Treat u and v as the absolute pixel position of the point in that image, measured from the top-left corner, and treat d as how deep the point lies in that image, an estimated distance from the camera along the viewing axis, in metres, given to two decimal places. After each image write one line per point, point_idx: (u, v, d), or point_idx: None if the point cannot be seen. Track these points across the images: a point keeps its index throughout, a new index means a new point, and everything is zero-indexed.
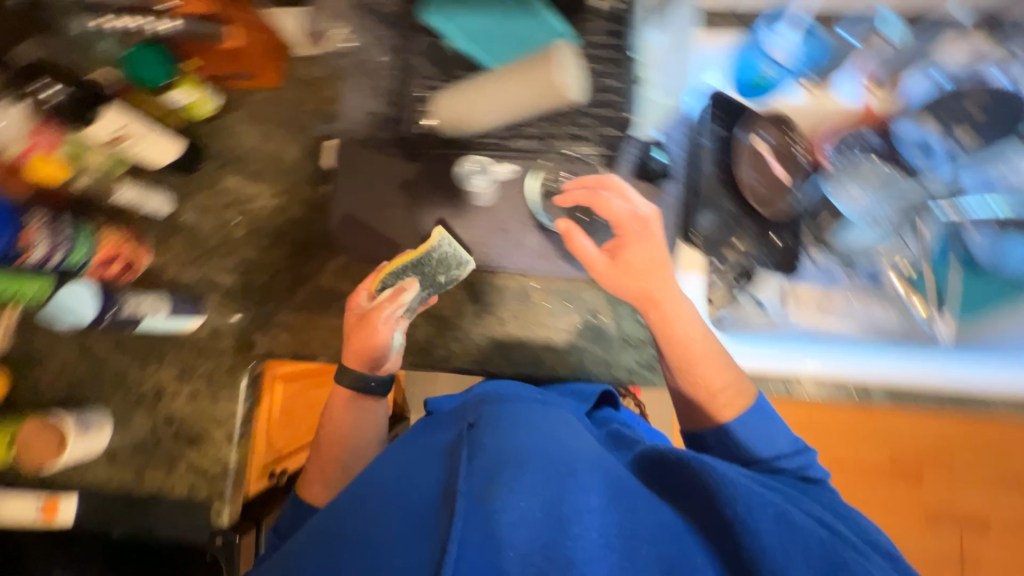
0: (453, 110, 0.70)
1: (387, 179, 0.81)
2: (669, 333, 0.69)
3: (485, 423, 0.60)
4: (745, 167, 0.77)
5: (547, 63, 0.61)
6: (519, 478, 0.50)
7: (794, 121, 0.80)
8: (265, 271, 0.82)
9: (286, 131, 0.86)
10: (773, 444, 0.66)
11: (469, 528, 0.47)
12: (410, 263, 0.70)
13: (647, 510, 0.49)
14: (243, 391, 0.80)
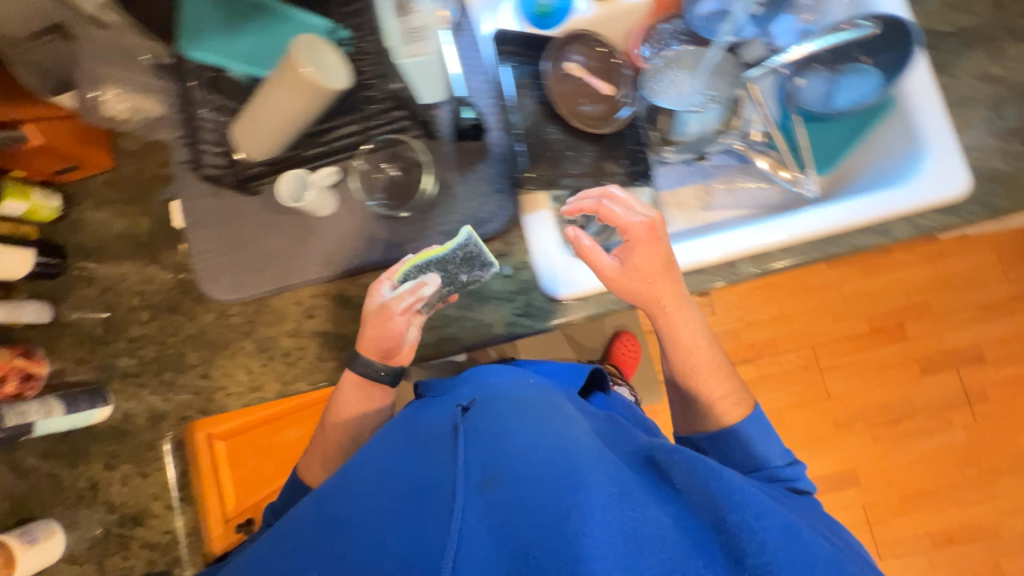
0: (252, 137, 0.68)
1: (233, 220, 0.82)
2: (670, 326, 0.71)
3: (486, 410, 0.61)
4: (566, 95, 0.79)
5: (296, 64, 0.58)
6: (524, 470, 0.50)
7: (598, 36, 0.81)
8: (152, 344, 0.83)
9: (134, 206, 0.87)
10: (763, 454, 0.70)
11: (469, 516, 0.47)
12: (432, 258, 0.69)
13: (651, 505, 0.47)
14: (170, 460, 0.83)
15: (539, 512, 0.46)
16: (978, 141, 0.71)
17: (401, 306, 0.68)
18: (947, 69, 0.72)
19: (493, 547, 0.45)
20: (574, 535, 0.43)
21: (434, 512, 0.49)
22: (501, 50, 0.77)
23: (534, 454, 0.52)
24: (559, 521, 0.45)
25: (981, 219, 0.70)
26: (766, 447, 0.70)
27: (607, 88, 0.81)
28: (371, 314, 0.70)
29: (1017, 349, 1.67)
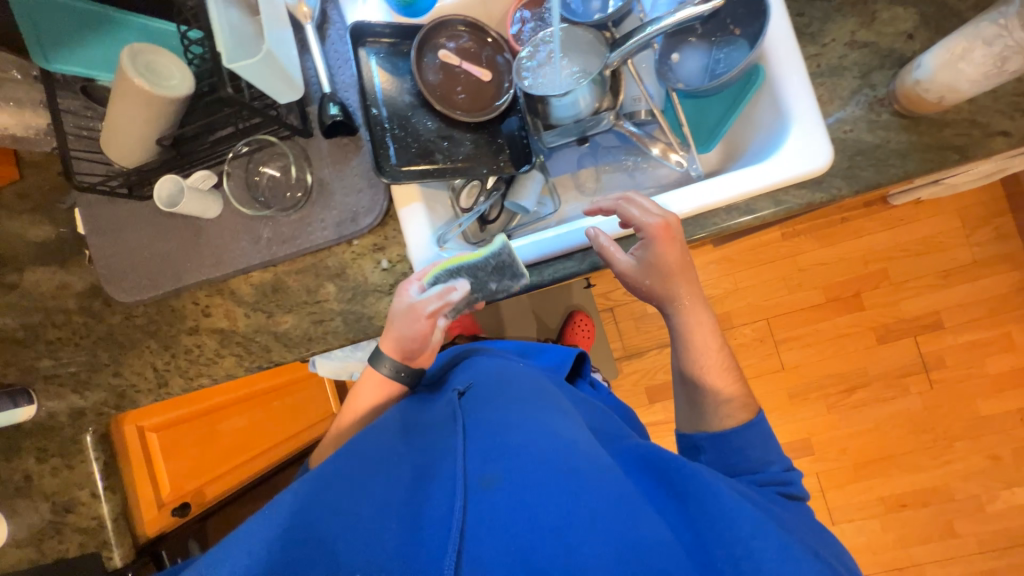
0: (120, 147, 0.71)
1: (128, 225, 0.84)
2: (675, 322, 0.73)
3: (480, 398, 0.67)
4: (438, 85, 0.79)
5: (125, 77, 0.59)
6: (524, 473, 0.54)
7: (469, 21, 0.80)
8: (70, 346, 0.88)
9: (41, 214, 0.90)
10: (759, 459, 0.67)
11: (474, 515, 0.52)
12: (466, 263, 0.71)
13: (645, 510, 0.52)
14: (93, 452, 0.88)
15: (540, 514, 0.51)
16: (845, 112, 0.68)
17: (427, 309, 0.70)
18: (815, 37, 0.69)
19: (497, 545, 0.49)
20: (574, 542, 0.48)
21: (435, 513, 0.53)
22: (365, 42, 0.77)
23: (533, 455, 0.56)
24: (559, 525, 0.50)
25: (846, 193, 0.69)
26: (761, 456, 0.68)
27: (484, 74, 0.80)
28: (397, 312, 0.71)
29: (977, 314, 1.63)
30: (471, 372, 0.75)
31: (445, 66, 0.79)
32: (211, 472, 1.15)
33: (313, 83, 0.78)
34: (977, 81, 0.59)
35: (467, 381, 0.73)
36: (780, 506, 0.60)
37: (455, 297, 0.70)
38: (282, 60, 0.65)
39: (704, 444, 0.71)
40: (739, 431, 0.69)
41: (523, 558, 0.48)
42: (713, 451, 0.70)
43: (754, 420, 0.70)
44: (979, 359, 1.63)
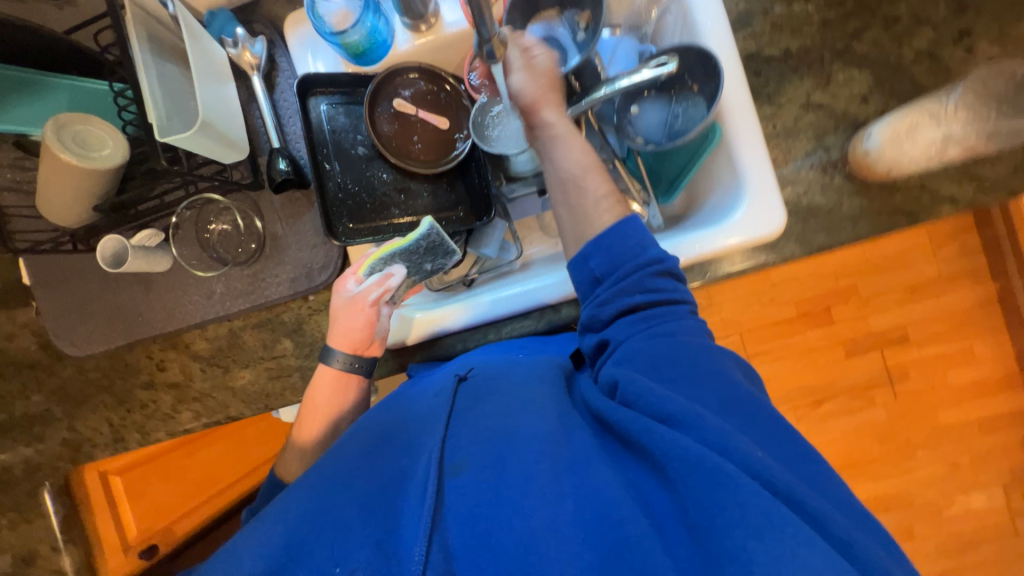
0: (56, 209, 0.67)
1: (76, 278, 0.81)
2: (554, 149, 0.64)
3: (479, 385, 0.59)
4: (392, 135, 0.77)
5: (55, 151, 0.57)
6: (494, 454, 0.50)
7: (424, 66, 0.77)
8: (22, 398, 0.86)
9: None
10: (634, 245, 0.57)
11: (445, 503, 0.48)
12: (398, 251, 0.68)
13: (610, 474, 0.47)
14: (53, 507, 0.87)
15: (505, 495, 0.47)
16: (800, 174, 0.68)
17: (368, 299, 0.70)
18: (772, 97, 0.68)
19: (463, 531, 0.46)
20: (537, 522, 0.44)
21: (404, 507, 0.48)
22: (315, 92, 0.73)
23: (503, 432, 0.52)
24: (519, 502, 0.46)
25: (798, 255, 0.69)
26: (660, 288, 0.56)
27: (440, 122, 0.79)
28: (338, 305, 0.71)
29: (939, 328, 1.67)
30: (466, 361, 0.67)
31: (399, 116, 0.77)
32: (178, 510, 1.14)
33: (261, 134, 0.75)
34: (923, 160, 0.62)
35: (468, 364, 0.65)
36: (758, 442, 0.46)
37: (392, 283, 0.70)
38: (220, 125, 0.63)
39: (587, 250, 0.59)
40: (612, 227, 0.58)
41: (486, 542, 0.45)
42: (612, 285, 0.57)
43: (626, 218, 0.59)
44: (941, 371, 1.68)
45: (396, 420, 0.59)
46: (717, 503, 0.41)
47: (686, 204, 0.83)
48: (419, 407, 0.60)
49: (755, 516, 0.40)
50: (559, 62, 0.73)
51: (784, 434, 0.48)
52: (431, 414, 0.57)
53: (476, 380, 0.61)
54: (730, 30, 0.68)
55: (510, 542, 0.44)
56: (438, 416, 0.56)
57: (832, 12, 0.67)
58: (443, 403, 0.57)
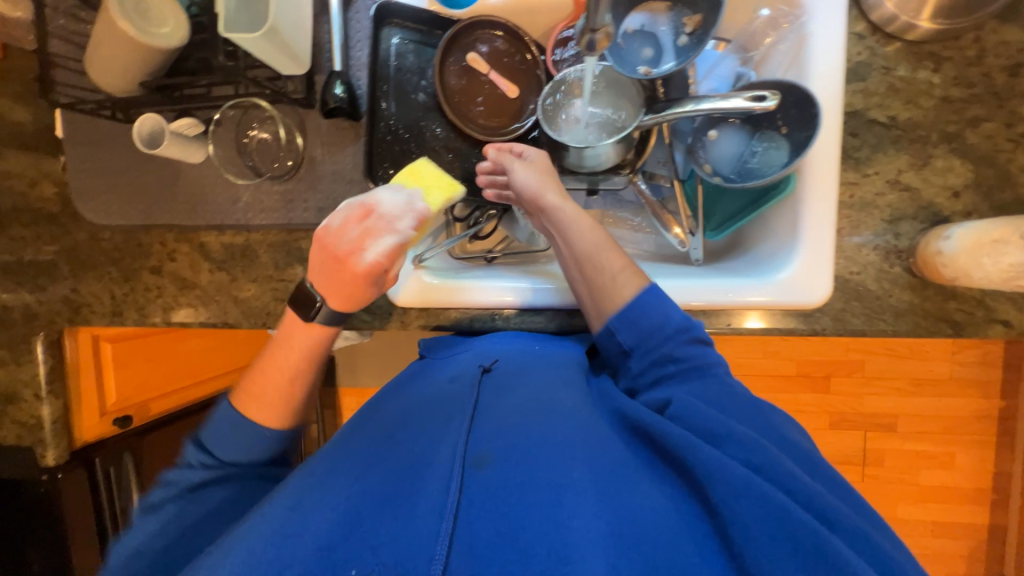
0: (97, 67, 0.65)
1: (108, 145, 0.80)
2: (565, 228, 0.64)
3: (504, 379, 0.60)
4: (455, 90, 0.73)
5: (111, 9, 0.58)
6: (519, 452, 0.50)
7: (511, 26, 0.71)
8: (32, 250, 0.87)
9: (23, 102, 0.85)
10: (659, 315, 0.58)
11: (466, 494, 0.47)
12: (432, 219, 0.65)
13: (649, 489, 0.47)
14: (42, 355, 0.88)
15: (536, 501, 0.46)
16: (859, 252, 0.65)
17: (410, 261, 0.62)
18: (860, 164, 0.64)
19: (487, 527, 0.45)
20: (562, 522, 0.44)
21: (422, 496, 0.47)
22: (391, 23, 0.70)
23: (530, 435, 0.52)
24: (553, 508, 0.45)
25: (828, 332, 0.67)
26: (695, 343, 0.57)
27: (509, 89, 0.74)
28: (371, 276, 0.59)
29: (929, 428, 1.66)
30: (487, 350, 0.67)
31: (469, 72, 0.73)
32: (157, 390, 1.15)
33: (324, 52, 0.71)
34: (995, 279, 0.55)
35: (493, 355, 0.65)
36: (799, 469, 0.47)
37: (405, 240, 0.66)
38: (289, 37, 0.60)
39: (613, 325, 0.59)
40: (636, 301, 0.59)
41: (510, 541, 0.44)
42: (643, 357, 0.57)
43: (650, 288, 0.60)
44: (914, 468, 1.68)
45: (408, 407, 0.60)
46: (764, 531, 0.41)
47: (732, 242, 0.81)
48: (440, 392, 0.61)
49: (797, 548, 0.40)
50: (650, 62, 0.67)
51: (818, 467, 0.48)
52: (452, 401, 0.58)
53: (502, 373, 0.62)
54: (842, 78, 0.62)
55: (543, 549, 0.42)
56: (460, 409, 0.56)
57: (956, 91, 0.62)
58: (467, 394, 0.58)
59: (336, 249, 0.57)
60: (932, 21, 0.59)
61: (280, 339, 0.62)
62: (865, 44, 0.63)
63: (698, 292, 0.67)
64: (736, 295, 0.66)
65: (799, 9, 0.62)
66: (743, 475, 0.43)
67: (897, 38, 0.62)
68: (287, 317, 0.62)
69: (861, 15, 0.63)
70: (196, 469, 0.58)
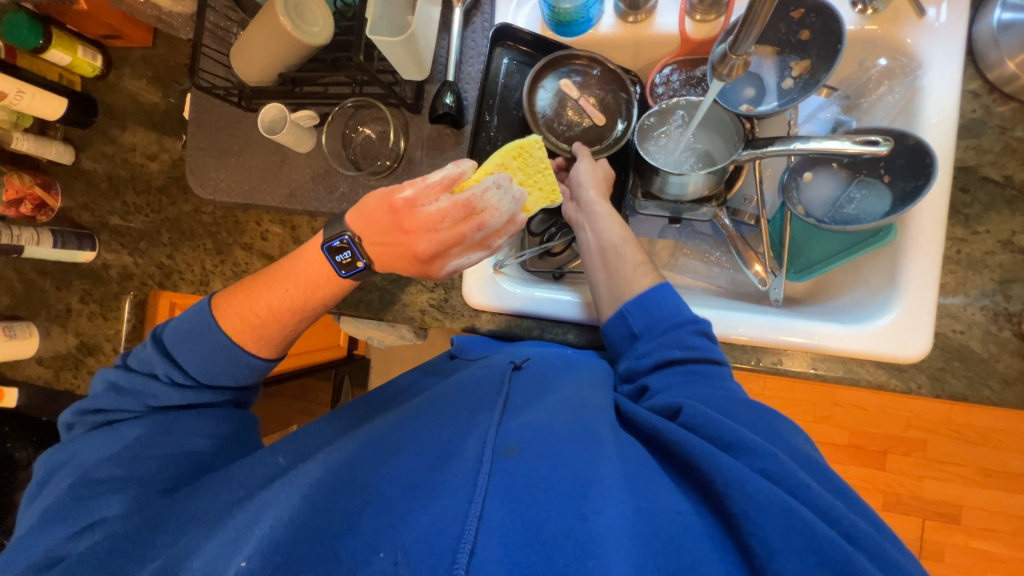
0: (242, 59, 0.72)
1: (227, 129, 0.87)
2: (598, 223, 0.72)
3: (532, 378, 0.61)
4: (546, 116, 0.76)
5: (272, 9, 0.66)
6: (543, 442, 0.49)
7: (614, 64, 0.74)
8: (140, 216, 0.94)
9: (159, 85, 0.95)
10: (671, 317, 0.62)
11: (494, 482, 0.45)
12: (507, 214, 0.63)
13: (673, 496, 0.46)
14: (128, 313, 0.95)
15: (557, 492, 0.45)
16: (964, 310, 0.62)
17: (467, 256, 0.60)
18: (970, 220, 0.62)
19: (505, 515, 0.43)
20: (585, 517, 0.42)
21: (448, 481, 0.46)
22: (505, 44, 0.76)
23: (555, 429, 0.50)
24: (576, 503, 0.44)
25: (924, 392, 0.63)
26: (699, 343, 0.60)
27: (598, 117, 0.75)
28: (425, 254, 0.59)
29: (998, 527, 1.50)
30: (522, 350, 0.69)
31: (563, 95, 0.76)
32: None
33: (440, 64, 0.76)
34: None
35: (525, 355, 0.66)
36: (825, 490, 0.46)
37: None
38: (421, 45, 0.66)
39: (625, 308, 0.65)
40: (649, 289, 0.65)
41: (529, 530, 0.42)
42: (652, 339, 0.62)
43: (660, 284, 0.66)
44: (979, 569, 1.51)
45: (436, 396, 0.61)
46: (793, 549, 0.40)
47: (813, 289, 0.78)
48: (469, 382, 0.62)
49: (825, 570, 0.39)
50: (751, 101, 0.70)
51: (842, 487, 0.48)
52: (482, 395, 0.59)
53: (531, 372, 0.62)
54: (955, 133, 0.61)
55: (566, 544, 0.41)
56: (489, 403, 0.57)
57: None
58: (496, 391, 0.58)
59: (404, 217, 0.58)
60: None
61: (289, 271, 0.63)
62: (981, 101, 0.63)
63: (772, 328, 0.65)
64: (822, 337, 0.64)
65: (914, 61, 0.63)
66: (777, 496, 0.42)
67: (1015, 99, 0.62)
68: (302, 251, 0.63)
69: (977, 73, 0.63)
70: (162, 382, 0.61)
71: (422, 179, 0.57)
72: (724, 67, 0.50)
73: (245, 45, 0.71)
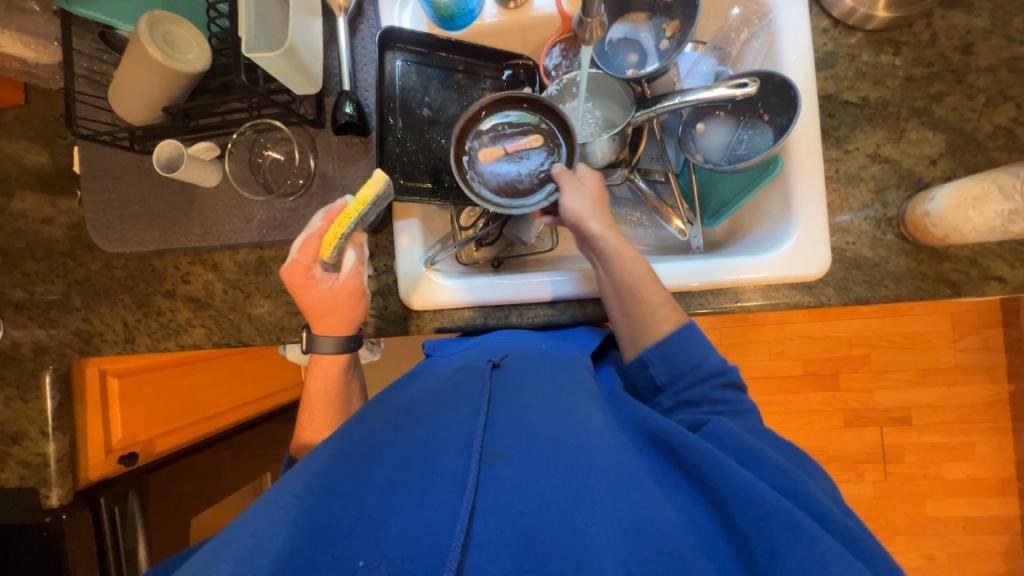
0: (123, 100, 0.70)
1: (124, 177, 0.83)
2: (608, 259, 0.67)
3: (515, 374, 0.61)
4: (500, 183, 0.76)
5: (137, 42, 0.64)
6: (532, 447, 0.49)
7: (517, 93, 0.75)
8: (45, 283, 0.88)
9: (41, 144, 0.89)
10: (695, 357, 0.61)
11: (482, 492, 0.46)
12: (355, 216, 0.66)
13: (665, 499, 0.48)
14: (49, 390, 0.87)
15: (553, 495, 0.45)
16: (853, 223, 0.68)
17: (307, 267, 0.69)
18: (841, 141, 0.69)
19: (502, 522, 0.44)
20: (582, 521, 0.43)
21: (432, 490, 0.46)
22: (394, 47, 0.75)
23: (544, 432, 0.51)
24: (571, 511, 0.44)
25: (834, 302, 0.69)
26: (727, 395, 0.59)
27: (533, 138, 0.75)
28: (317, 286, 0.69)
29: (944, 418, 1.64)
30: (496, 347, 0.69)
31: (490, 168, 0.76)
32: (165, 425, 1.13)
33: (334, 75, 0.76)
34: (983, 230, 0.58)
35: (504, 353, 0.66)
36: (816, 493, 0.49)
37: (354, 257, 0.71)
38: (305, 57, 0.66)
39: (647, 356, 0.63)
40: (675, 334, 0.62)
41: (525, 539, 0.43)
42: (674, 392, 0.61)
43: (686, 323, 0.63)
44: (936, 461, 1.65)
45: (416, 401, 0.60)
46: (782, 542, 0.42)
47: (729, 230, 0.84)
48: (448, 384, 0.61)
49: (805, 554, 0.41)
50: (636, 66, 0.73)
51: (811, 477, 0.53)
52: (463, 396, 0.58)
53: (509, 369, 0.63)
54: (813, 65, 0.68)
55: (561, 554, 0.42)
56: (472, 403, 0.56)
57: (917, 71, 0.68)
58: (478, 392, 0.57)
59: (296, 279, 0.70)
60: (887, 10, 0.65)
61: (316, 385, 0.74)
62: (830, 36, 0.70)
63: (701, 274, 0.69)
64: (738, 273, 0.68)
65: (766, 7, 0.69)
66: (770, 499, 0.44)
67: (859, 29, 0.69)
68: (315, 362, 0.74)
69: (822, 11, 0.70)
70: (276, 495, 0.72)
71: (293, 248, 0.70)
72: (584, 32, 0.50)
73: (120, 84, 0.68)
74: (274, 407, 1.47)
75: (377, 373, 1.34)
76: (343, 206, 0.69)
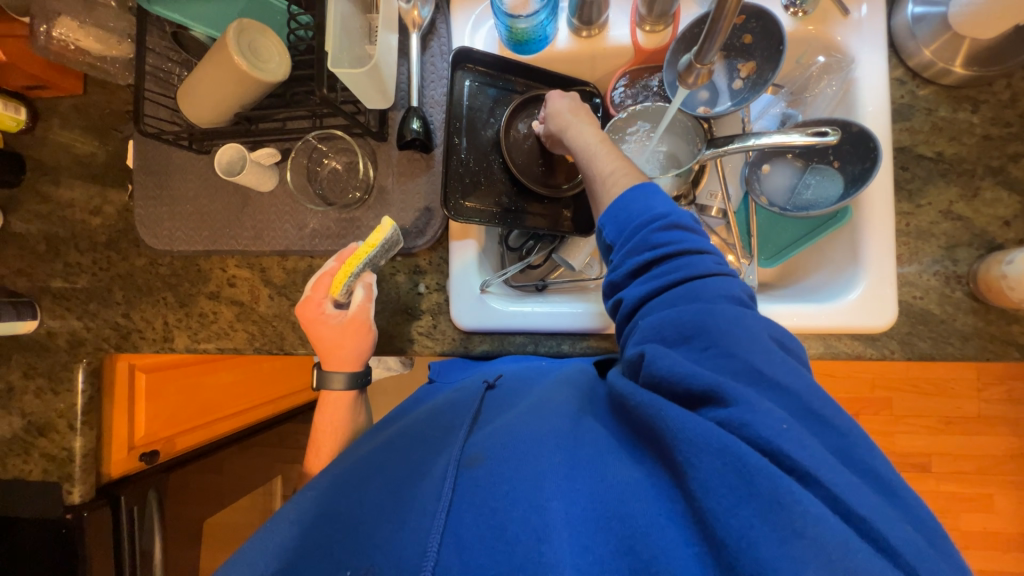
0: (195, 103, 0.69)
1: (177, 174, 0.82)
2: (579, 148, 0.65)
3: (507, 393, 0.61)
4: (524, 158, 0.78)
5: (225, 50, 0.63)
6: (505, 445, 0.49)
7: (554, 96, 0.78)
8: (85, 274, 0.87)
9: (95, 134, 0.88)
10: (643, 207, 0.54)
11: (457, 493, 0.47)
12: (366, 259, 0.68)
13: (624, 465, 0.46)
14: (81, 384, 0.85)
15: (520, 486, 0.45)
16: (920, 277, 0.67)
17: (319, 303, 0.70)
18: (913, 195, 0.68)
19: (473, 517, 0.45)
20: (542, 503, 0.43)
21: (417, 502, 0.48)
22: (465, 66, 0.75)
23: (517, 429, 0.51)
24: (532, 493, 0.44)
25: (897, 356, 0.67)
26: (669, 237, 0.52)
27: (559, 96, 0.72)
28: (326, 321, 0.69)
29: (965, 469, 1.61)
30: (496, 368, 0.69)
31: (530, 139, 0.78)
32: (186, 423, 1.11)
33: (402, 91, 0.76)
34: None
35: (498, 372, 0.66)
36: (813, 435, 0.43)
37: (362, 294, 0.71)
38: (383, 72, 0.66)
39: (601, 221, 0.58)
40: (627, 189, 0.57)
41: (498, 533, 0.43)
42: (623, 248, 0.55)
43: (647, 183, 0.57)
44: (953, 511, 1.62)
45: (416, 419, 0.61)
46: (728, 496, 0.38)
47: (781, 274, 0.83)
48: (440, 406, 0.62)
49: (742, 488, 0.37)
50: (707, 103, 0.73)
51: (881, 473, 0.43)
52: (454, 413, 0.60)
53: (504, 389, 0.62)
54: (889, 113, 0.67)
55: (523, 535, 0.42)
56: (459, 419, 0.58)
57: (995, 130, 0.67)
58: (466, 408, 0.59)
59: (305, 318, 0.70)
60: (967, 67, 0.65)
61: (323, 423, 0.74)
62: (907, 87, 0.70)
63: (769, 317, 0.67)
64: (804, 320, 0.67)
65: (848, 56, 0.69)
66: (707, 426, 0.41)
67: (935, 82, 0.69)
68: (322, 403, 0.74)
69: (900, 62, 0.70)
70: None
71: (309, 282, 0.73)
72: (691, 75, 0.54)
73: (204, 98, 0.68)
74: (289, 408, 1.45)
75: (400, 384, 1.32)
76: (355, 248, 0.70)
